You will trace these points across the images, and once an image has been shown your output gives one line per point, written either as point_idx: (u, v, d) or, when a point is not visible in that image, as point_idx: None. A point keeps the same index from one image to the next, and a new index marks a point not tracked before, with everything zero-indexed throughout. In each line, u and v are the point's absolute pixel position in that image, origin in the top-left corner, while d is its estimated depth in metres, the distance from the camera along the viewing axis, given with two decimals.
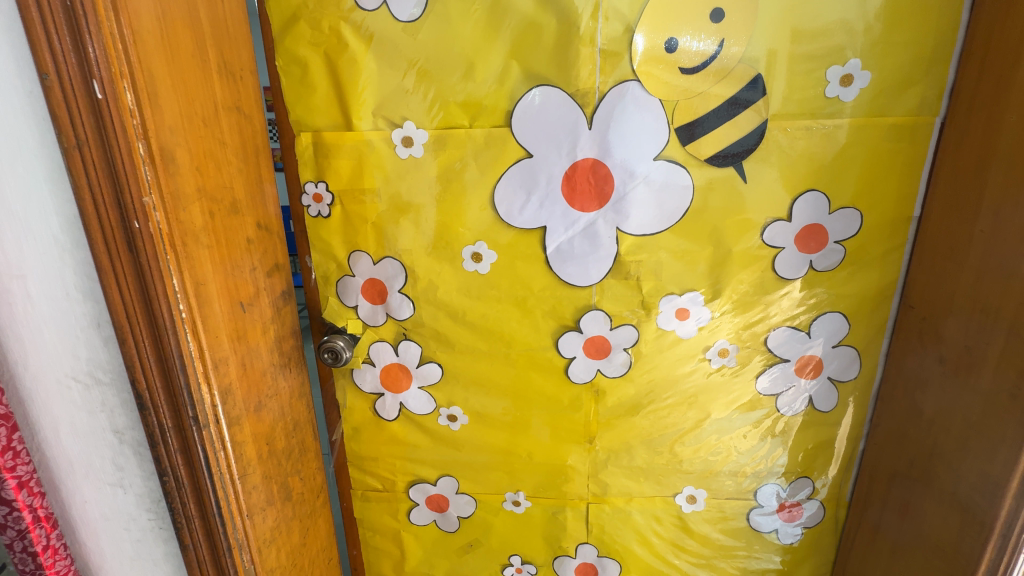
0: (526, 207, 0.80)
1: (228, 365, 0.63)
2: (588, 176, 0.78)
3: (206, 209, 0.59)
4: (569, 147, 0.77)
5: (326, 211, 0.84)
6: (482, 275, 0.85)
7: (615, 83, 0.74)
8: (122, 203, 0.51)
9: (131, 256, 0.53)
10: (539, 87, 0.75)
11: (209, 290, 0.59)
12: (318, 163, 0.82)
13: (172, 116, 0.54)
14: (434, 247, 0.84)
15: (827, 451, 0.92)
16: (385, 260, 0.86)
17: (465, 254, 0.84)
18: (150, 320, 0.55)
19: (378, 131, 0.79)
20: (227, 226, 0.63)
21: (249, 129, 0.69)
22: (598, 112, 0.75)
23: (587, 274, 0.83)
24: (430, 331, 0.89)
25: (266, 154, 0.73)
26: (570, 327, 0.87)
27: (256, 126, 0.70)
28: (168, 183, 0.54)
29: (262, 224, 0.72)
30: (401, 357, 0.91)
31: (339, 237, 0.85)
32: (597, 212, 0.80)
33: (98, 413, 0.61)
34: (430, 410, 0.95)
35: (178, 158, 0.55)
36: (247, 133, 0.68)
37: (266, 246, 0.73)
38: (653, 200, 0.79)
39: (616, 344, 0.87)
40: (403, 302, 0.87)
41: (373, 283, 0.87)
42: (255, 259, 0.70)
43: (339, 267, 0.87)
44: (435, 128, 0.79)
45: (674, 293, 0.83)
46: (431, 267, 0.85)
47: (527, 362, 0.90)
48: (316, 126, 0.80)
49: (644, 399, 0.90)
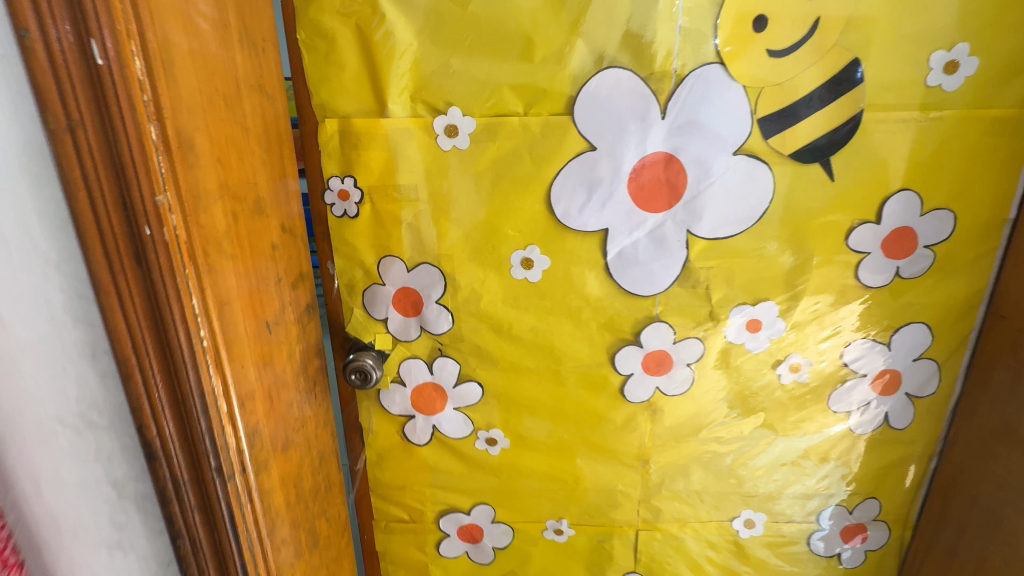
0: (586, 207, 0.71)
1: (254, 399, 0.52)
2: (657, 173, 0.69)
3: (230, 212, 0.48)
4: (637, 139, 0.68)
5: (354, 210, 0.73)
6: (532, 284, 0.75)
7: (695, 66, 0.65)
8: (128, 202, 0.39)
9: (139, 272, 0.41)
10: (608, 68, 0.65)
11: (233, 309, 0.48)
12: (345, 154, 0.70)
13: (190, 94, 0.43)
14: (478, 253, 0.74)
15: (897, 470, 0.85)
16: (421, 267, 0.75)
17: (515, 259, 0.74)
18: (163, 352, 0.44)
19: (417, 118, 0.69)
20: (253, 233, 0.52)
21: (272, 112, 0.57)
22: (674, 99, 0.66)
23: (651, 282, 0.74)
24: (470, 346, 0.79)
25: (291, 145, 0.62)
26: (628, 340, 0.78)
27: (280, 112, 0.59)
28: (186, 177, 0.42)
29: (288, 228, 0.61)
30: (436, 376, 0.81)
31: (367, 241, 0.74)
32: (666, 213, 0.71)
33: (92, 464, 0.49)
34: (467, 433, 0.85)
35: (197, 146, 0.44)
36: (272, 118, 0.57)
37: (291, 254, 0.62)
38: (729, 200, 0.70)
39: (679, 359, 0.79)
40: (440, 314, 0.77)
41: (406, 293, 0.76)
42: (280, 270, 0.59)
43: (366, 275, 0.76)
44: (484, 115, 0.68)
45: (746, 303, 0.75)
46: (474, 275, 0.75)
47: (577, 379, 0.81)
48: (343, 111, 0.69)
49: (706, 418, 0.82)
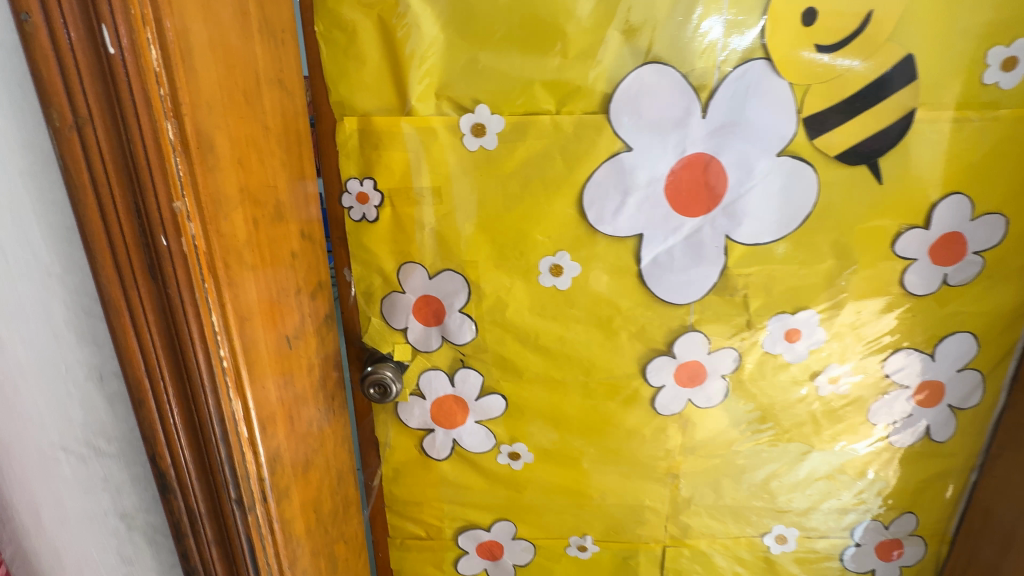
0: (621, 211, 0.67)
1: (276, 421, 0.48)
2: (696, 175, 0.65)
3: (252, 219, 0.44)
4: (676, 139, 0.64)
5: (373, 214, 0.69)
6: (561, 292, 0.71)
7: (740, 61, 0.61)
8: (143, 209, 0.35)
9: (154, 287, 0.37)
10: (649, 64, 0.61)
11: (254, 324, 0.44)
12: (364, 155, 0.66)
13: (209, 88, 0.39)
14: (504, 259, 0.70)
15: (936, 484, 0.82)
16: (444, 274, 0.71)
17: (543, 266, 0.70)
18: (180, 374, 0.40)
19: (442, 116, 0.65)
20: (274, 241, 0.48)
21: (291, 109, 0.53)
22: (716, 97, 0.62)
23: (687, 289, 0.70)
24: (494, 357, 0.75)
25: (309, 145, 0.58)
26: (661, 351, 0.74)
27: (299, 110, 0.55)
28: (206, 180, 0.38)
29: (307, 234, 0.57)
30: (458, 388, 0.77)
31: (387, 246, 0.70)
32: (704, 218, 0.67)
33: (97, 493, 0.45)
34: (489, 447, 0.81)
35: (218, 146, 0.39)
36: (291, 116, 0.53)
37: (311, 262, 0.58)
38: (771, 203, 0.66)
39: (713, 370, 0.75)
40: (464, 324, 0.73)
41: (427, 301, 0.72)
42: (300, 280, 0.55)
43: (386, 282, 0.72)
44: (513, 114, 0.64)
45: (786, 312, 0.72)
46: (499, 282, 0.71)
47: (606, 391, 0.77)
48: (362, 109, 0.65)
49: (739, 431, 0.79)
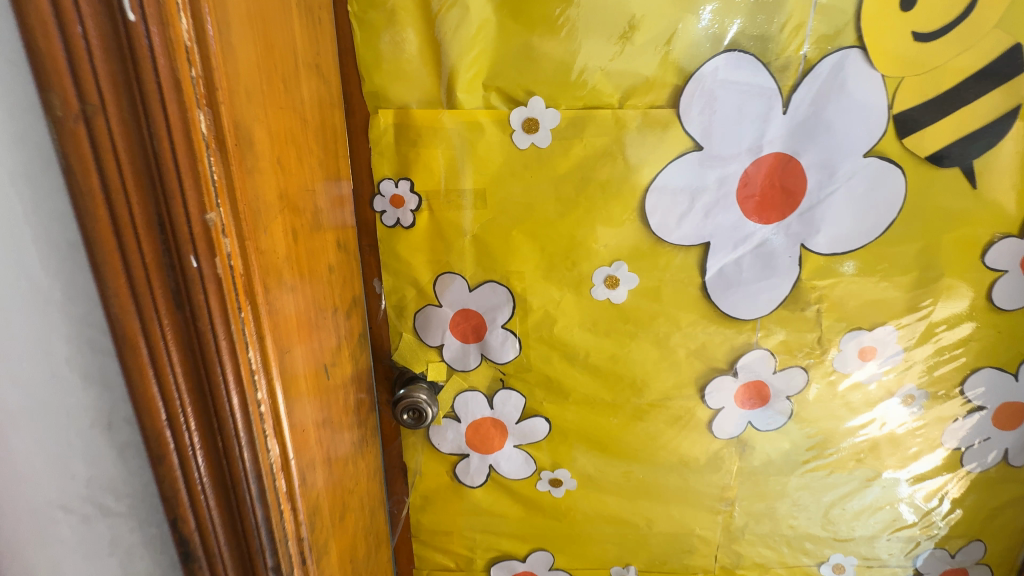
0: (687, 217, 0.60)
1: (314, 466, 0.41)
2: (773, 177, 0.59)
3: (291, 231, 0.37)
4: (752, 138, 0.57)
5: (409, 219, 0.61)
6: (615, 306, 0.64)
7: (829, 50, 0.55)
8: (167, 221, 0.28)
9: (179, 318, 0.30)
10: (726, 53, 0.55)
11: (292, 356, 0.37)
12: (401, 152, 0.59)
13: (247, 72, 0.31)
14: (554, 270, 0.63)
15: (1010, 511, 0.76)
16: (487, 287, 0.64)
17: (597, 278, 0.63)
18: (209, 423, 0.32)
19: (490, 110, 0.58)
20: (312, 256, 0.41)
21: (328, 100, 0.46)
22: (799, 91, 0.56)
23: (755, 304, 0.64)
24: (538, 377, 0.68)
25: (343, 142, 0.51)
26: (722, 370, 0.68)
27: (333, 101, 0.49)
28: (244, 186, 0.31)
29: (344, 244, 0.50)
30: (497, 410, 0.70)
31: (423, 255, 0.63)
32: (778, 225, 0.61)
33: (103, 559, 0.37)
34: (529, 473, 0.74)
35: (256, 142, 0.32)
36: (327, 108, 0.46)
37: (347, 276, 0.51)
38: (853, 209, 0.60)
39: (777, 391, 0.69)
40: (506, 341, 0.66)
41: (467, 316, 0.65)
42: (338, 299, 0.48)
43: (420, 294, 0.65)
44: (571, 107, 0.57)
45: (861, 328, 0.65)
46: (548, 295, 0.64)
47: (659, 413, 0.70)
48: (400, 101, 0.58)
49: (802, 455, 0.72)
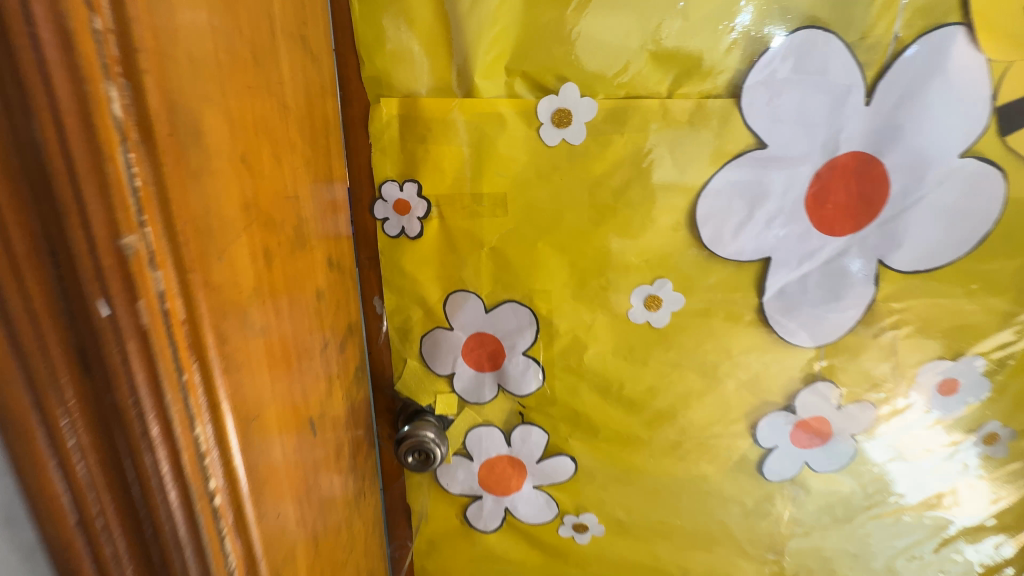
0: (745, 228, 0.51)
1: (292, 552, 0.32)
2: (849, 181, 0.49)
3: (262, 253, 0.28)
4: (827, 134, 0.48)
5: (416, 228, 0.52)
6: (655, 331, 0.55)
7: (925, 28, 0.45)
8: (61, 248, 0.18)
9: (89, 390, 0.20)
10: (801, 31, 0.46)
11: (263, 417, 0.28)
12: (407, 150, 0.50)
13: (193, 34, 0.22)
14: (585, 289, 0.54)
15: None
16: (506, 308, 0.54)
17: (636, 298, 0.54)
18: (140, 534, 0.22)
19: (513, 99, 0.49)
20: (293, 283, 0.32)
21: (317, 81, 0.37)
22: (886, 77, 0.46)
23: (821, 329, 0.55)
24: (564, 411, 0.59)
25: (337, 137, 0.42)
26: (777, 404, 0.58)
27: (324, 86, 0.39)
28: (186, 194, 0.22)
29: (337, 262, 0.41)
30: (515, 447, 0.61)
31: (432, 270, 0.54)
32: (853, 237, 0.51)
33: None
34: (550, 518, 0.64)
35: (207, 132, 0.23)
36: (315, 95, 0.37)
37: (341, 300, 0.42)
38: (943, 219, 0.50)
39: (840, 429, 0.59)
40: (528, 370, 0.57)
41: (482, 342, 0.56)
42: (328, 331, 0.39)
43: (428, 315, 0.56)
44: (610, 97, 0.48)
45: (942, 358, 0.56)
46: (577, 317, 0.54)
47: (702, 452, 0.61)
48: (406, 87, 0.48)
49: (865, 501, 0.63)
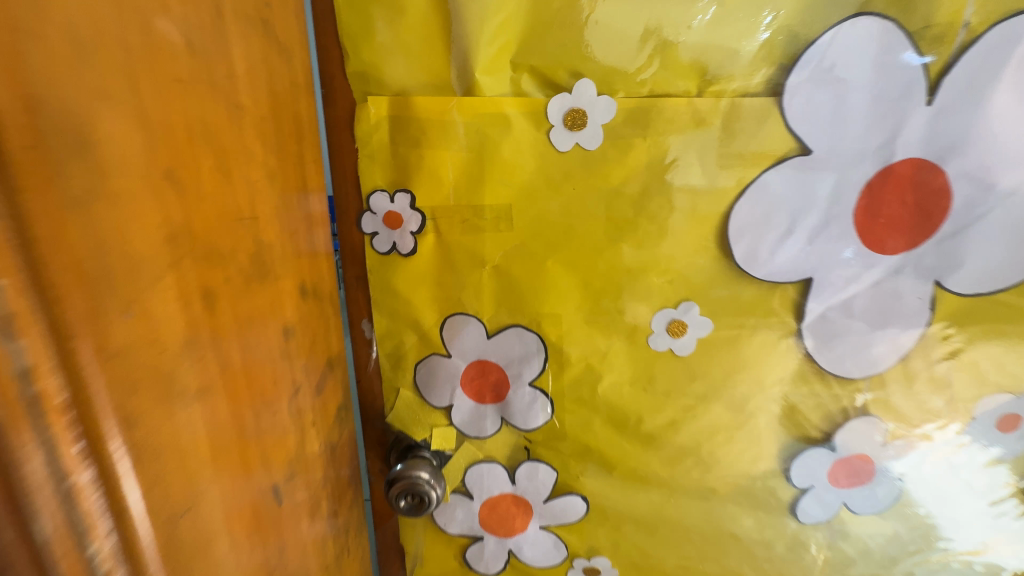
0: (783, 245, 0.45)
1: None
2: (905, 192, 0.43)
3: (200, 293, 0.22)
4: (881, 139, 0.42)
5: (408, 244, 0.46)
6: (679, 360, 0.49)
7: (1002, 15, 0.39)
8: None
9: None
10: (855, 19, 0.39)
11: (200, 504, 0.22)
12: (399, 156, 0.44)
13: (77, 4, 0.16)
14: (601, 313, 0.47)
15: None
16: (511, 334, 0.48)
17: (658, 323, 0.48)
18: None
19: (520, 97, 0.42)
20: (250, 321, 0.26)
21: (285, 76, 0.31)
22: (954, 73, 0.40)
23: (866, 358, 0.48)
24: (574, 446, 0.52)
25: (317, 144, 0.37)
26: (814, 440, 0.52)
27: (299, 84, 0.34)
28: (64, 227, 0.15)
29: (315, 289, 0.35)
30: (520, 485, 0.54)
31: (427, 291, 0.48)
32: (908, 256, 0.45)
33: None
34: (558, 562, 0.58)
35: (103, 139, 0.17)
36: (284, 94, 0.31)
37: (319, 333, 0.36)
38: (1014, 236, 0.44)
39: (884, 468, 0.53)
40: (535, 403, 0.50)
41: (483, 370, 0.50)
42: (303, 370, 0.33)
43: (423, 341, 0.49)
44: (631, 95, 0.42)
45: (1003, 392, 0.50)
46: (591, 344, 0.48)
47: (729, 492, 0.54)
48: (397, 84, 0.42)
49: (909, 546, 0.57)
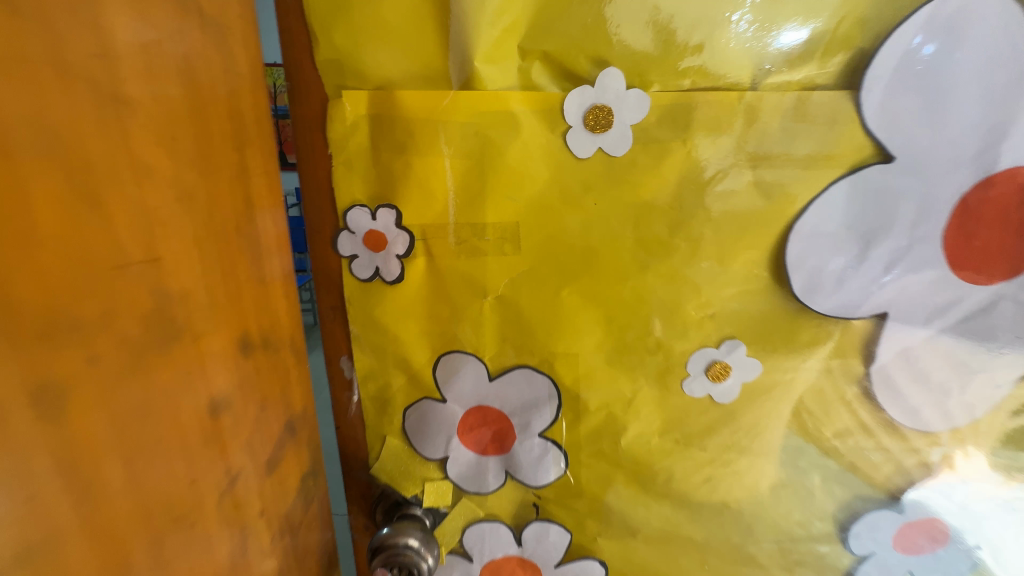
0: (852, 274, 0.37)
1: None
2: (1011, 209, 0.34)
3: (31, 381, 0.16)
4: (982, 143, 0.33)
5: (394, 270, 0.38)
6: (719, 408, 0.41)
7: None
8: None
9: None
10: None
11: None
12: (382, 164, 0.36)
13: None
14: (625, 353, 0.39)
15: None
16: (518, 376, 0.40)
17: (695, 366, 0.39)
18: None
19: (530, 92, 0.34)
20: (132, 397, 0.20)
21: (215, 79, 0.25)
22: None
23: (948, 408, 0.40)
24: (592, 506, 0.44)
25: (271, 153, 0.30)
26: (879, 502, 0.43)
27: (239, 79, 0.27)
28: None
29: (263, 332, 0.29)
30: (528, 548, 0.46)
31: (417, 325, 0.40)
32: (1009, 286, 0.36)
33: None
34: None
35: None
36: (208, 93, 0.25)
37: (270, 384, 0.30)
38: None
39: (962, 534, 0.44)
40: (545, 456, 0.42)
41: (485, 418, 0.42)
42: (237, 437, 0.26)
43: (413, 383, 0.42)
44: (668, 89, 0.34)
45: None
46: (613, 389, 0.40)
47: (777, 562, 0.45)
48: (380, 76, 0.34)
49: None
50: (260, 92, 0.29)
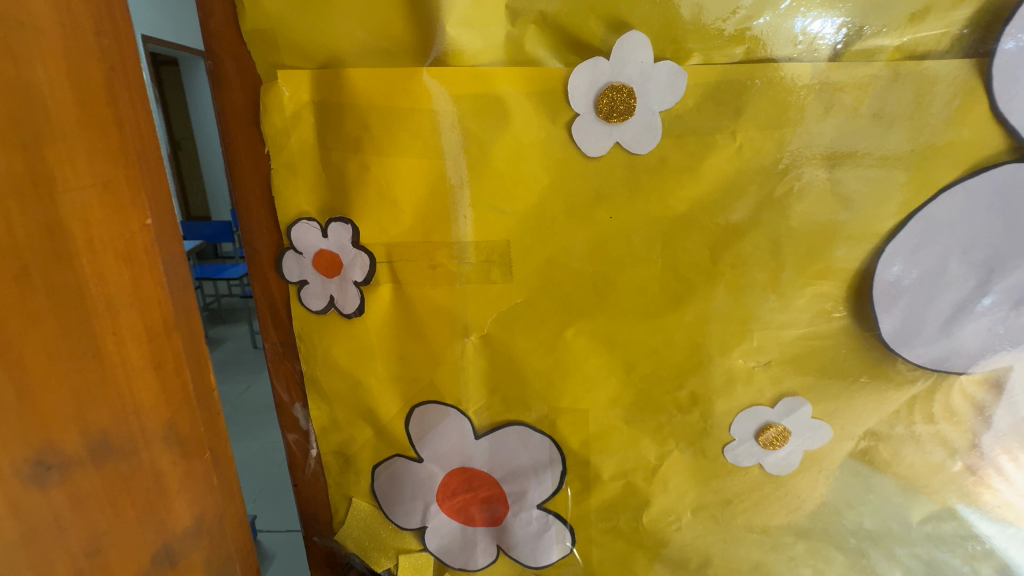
0: (964, 314, 0.27)
1: None
2: None
3: None
4: None
5: (352, 300, 0.30)
6: (771, 481, 0.31)
7: None
8: None
9: None
10: None
11: None
12: (333, 166, 0.28)
13: None
14: (650, 409, 0.30)
15: None
16: (511, 435, 0.32)
17: (743, 428, 0.30)
18: None
19: (523, 68, 0.25)
20: None
21: None
22: None
23: None
24: None
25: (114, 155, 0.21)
26: None
27: (26, 38, 0.18)
28: None
29: (81, 421, 0.20)
30: None
31: (384, 368, 0.32)
32: None
33: None
34: None
35: None
36: None
37: (97, 488, 0.21)
38: None
39: None
40: (547, 532, 0.34)
41: (471, 483, 0.33)
42: None
43: (383, 438, 0.33)
44: (713, 61, 0.25)
45: None
46: (633, 453, 0.31)
47: None
48: (326, 50, 0.26)
49: None
50: (88, 64, 0.19)
